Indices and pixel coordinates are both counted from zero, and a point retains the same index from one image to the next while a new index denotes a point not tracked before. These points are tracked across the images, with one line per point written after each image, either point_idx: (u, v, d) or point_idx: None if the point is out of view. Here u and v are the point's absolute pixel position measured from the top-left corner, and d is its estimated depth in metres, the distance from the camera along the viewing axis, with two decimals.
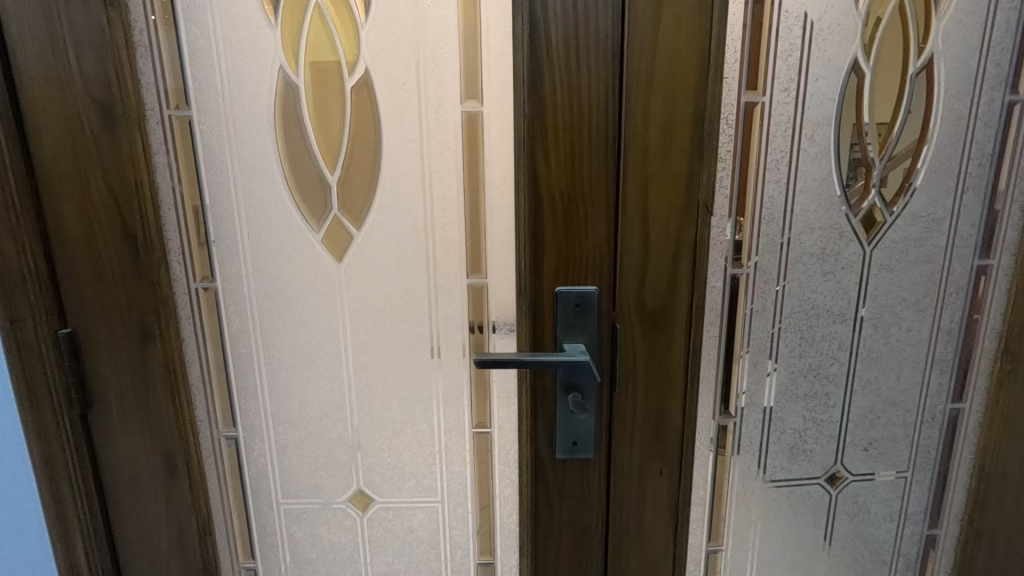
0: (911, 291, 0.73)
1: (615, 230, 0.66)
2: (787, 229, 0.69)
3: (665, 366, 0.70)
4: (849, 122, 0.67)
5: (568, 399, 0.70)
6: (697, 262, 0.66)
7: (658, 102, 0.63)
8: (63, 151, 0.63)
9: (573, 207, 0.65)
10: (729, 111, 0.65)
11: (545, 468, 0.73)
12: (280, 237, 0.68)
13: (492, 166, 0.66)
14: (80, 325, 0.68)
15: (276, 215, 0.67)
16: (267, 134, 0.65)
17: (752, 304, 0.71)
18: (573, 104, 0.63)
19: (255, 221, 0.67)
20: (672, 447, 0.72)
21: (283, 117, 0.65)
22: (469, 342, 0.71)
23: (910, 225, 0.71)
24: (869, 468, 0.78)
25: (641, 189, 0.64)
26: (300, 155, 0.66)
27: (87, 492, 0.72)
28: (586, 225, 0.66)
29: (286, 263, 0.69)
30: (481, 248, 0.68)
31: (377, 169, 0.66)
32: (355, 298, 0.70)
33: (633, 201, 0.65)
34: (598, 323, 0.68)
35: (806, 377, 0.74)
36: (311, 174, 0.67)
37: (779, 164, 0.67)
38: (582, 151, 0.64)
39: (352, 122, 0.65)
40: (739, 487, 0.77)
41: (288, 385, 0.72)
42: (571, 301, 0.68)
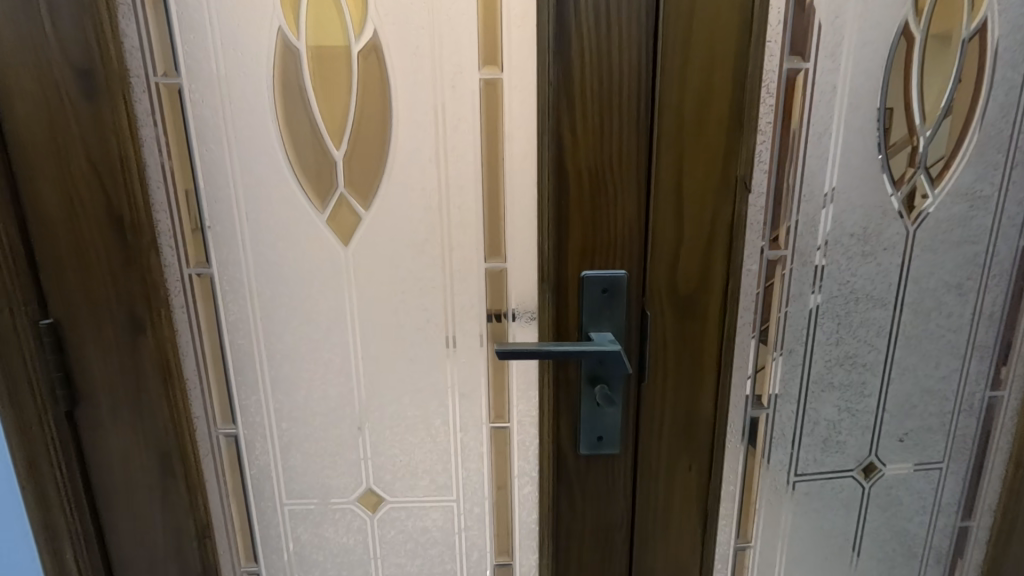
0: (954, 274, 0.69)
1: (646, 209, 0.61)
2: (827, 209, 0.65)
3: (697, 355, 0.65)
4: (896, 92, 0.62)
5: (595, 392, 0.65)
6: (733, 243, 0.62)
7: (695, 69, 0.57)
8: (41, 123, 0.57)
9: (601, 184, 0.60)
10: (771, 79, 0.60)
11: (568, 465, 0.69)
12: (283, 220, 0.62)
13: (513, 140, 0.61)
14: (63, 315, 0.62)
15: (276, 194, 0.62)
16: (265, 104, 0.59)
17: (788, 288, 0.66)
18: (603, 71, 0.57)
19: (254, 200, 0.62)
20: (702, 441, 0.69)
21: (283, 85, 0.59)
22: (487, 332, 0.66)
23: (956, 203, 0.67)
24: (904, 459, 0.75)
25: (675, 165, 0.60)
26: (302, 128, 0.60)
27: (77, 495, 0.67)
28: (614, 205, 0.61)
29: (288, 246, 0.63)
30: (500, 229, 0.63)
31: (388, 143, 0.61)
32: (364, 284, 0.64)
33: (666, 178, 0.60)
34: (626, 311, 0.64)
35: (842, 365, 0.70)
36: (315, 148, 0.61)
37: (821, 138, 0.62)
38: (611, 122, 0.59)
39: (360, 92, 0.60)
40: (769, 481, 0.73)
41: (292, 379, 0.67)
42: (597, 287, 0.63)
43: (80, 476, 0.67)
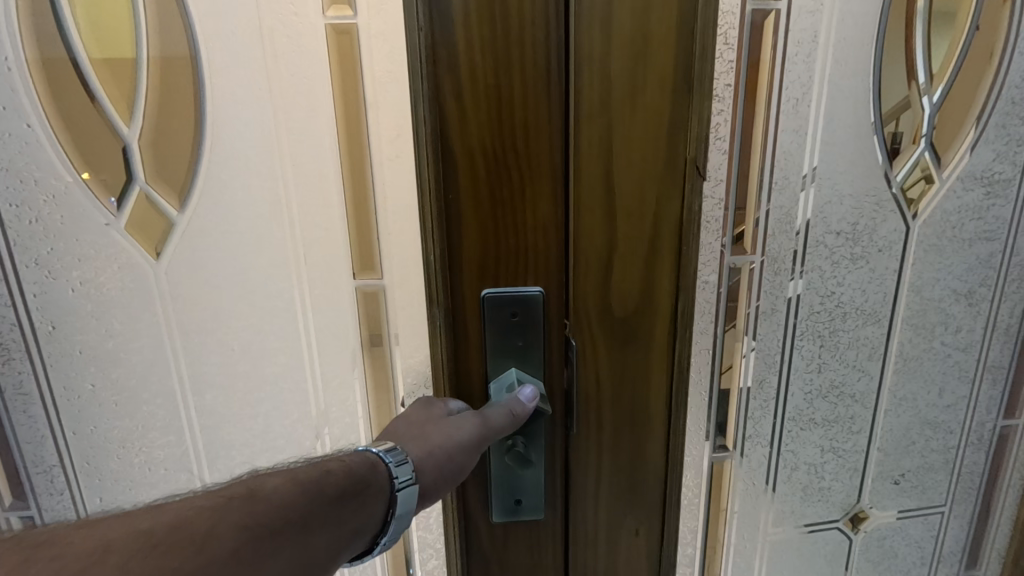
0: (964, 280, 0.54)
1: (565, 205, 0.45)
2: (806, 201, 0.49)
3: (640, 393, 0.50)
4: (898, 43, 0.47)
5: (506, 447, 0.51)
6: (684, 249, 0.46)
7: (626, 8, 0.41)
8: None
9: (505, 172, 0.44)
10: (730, 24, 0.44)
11: (480, 536, 0.54)
12: (65, 232, 0.51)
13: (378, 109, 0.48)
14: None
15: (59, 196, 0.50)
16: (21, 76, 0.47)
17: (757, 302, 0.51)
18: (496, 12, 0.41)
19: (20, 202, 0.50)
20: (651, 500, 0.54)
21: (43, 51, 0.47)
22: (365, 364, 0.54)
23: (969, 189, 0.52)
24: (900, 505, 0.61)
25: (603, 144, 0.43)
26: (79, 108, 0.48)
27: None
28: (523, 200, 0.45)
29: (78, 259, 0.51)
30: (368, 219, 0.51)
31: (198, 130, 0.49)
32: (206, 295, 0.53)
33: (590, 161, 0.44)
34: (545, 342, 0.49)
35: (826, 397, 0.56)
36: (99, 134, 0.49)
37: (798, 106, 0.47)
38: (512, 86, 0.42)
39: (156, 62, 0.47)
40: (737, 539, 0.59)
41: (95, 444, 0.56)
42: (505, 312, 0.47)
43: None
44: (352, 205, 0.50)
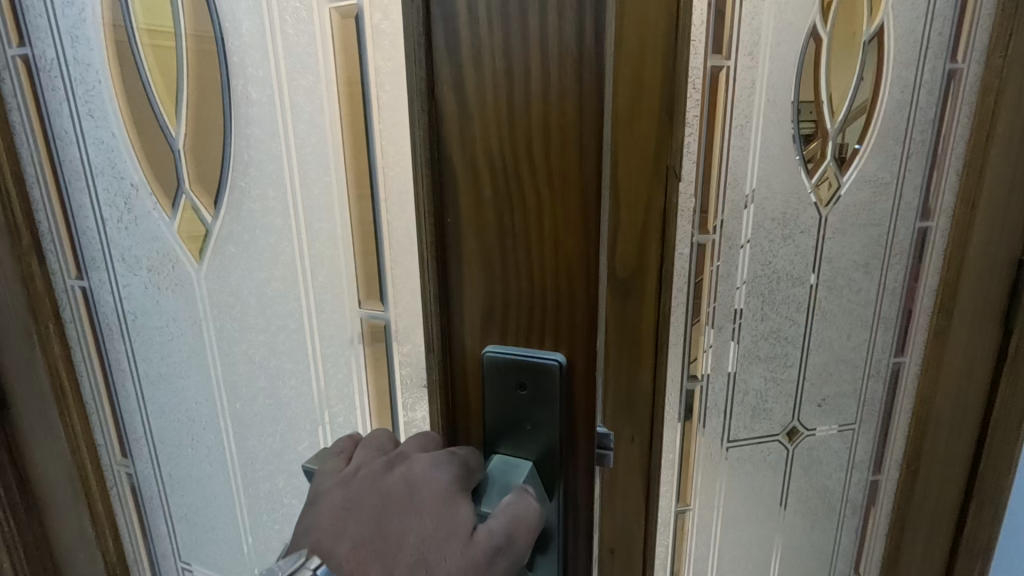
0: (862, 253, 0.76)
1: (560, 192, 0.34)
2: (749, 214, 0.71)
3: (636, 333, 0.71)
4: (810, 87, 0.69)
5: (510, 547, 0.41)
6: (666, 230, 0.66)
7: (627, 66, 0.63)
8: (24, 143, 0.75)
9: (487, 162, 0.35)
10: (696, 75, 0.65)
11: None
12: (141, 250, 0.72)
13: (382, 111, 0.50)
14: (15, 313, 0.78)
15: (139, 212, 0.70)
16: (116, 117, 0.67)
17: (717, 269, 0.72)
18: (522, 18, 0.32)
19: (116, 207, 0.71)
20: (642, 417, 0.73)
21: (129, 98, 0.66)
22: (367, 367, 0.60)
23: (861, 190, 0.74)
24: (821, 422, 0.83)
25: (598, 106, 0.32)
26: (150, 138, 0.66)
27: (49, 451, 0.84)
28: (506, 196, 0.36)
29: (150, 249, 0.71)
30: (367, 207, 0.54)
31: (221, 153, 0.62)
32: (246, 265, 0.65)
33: (583, 137, 0.33)
34: (549, 453, 0.40)
35: (767, 339, 0.77)
36: (164, 156, 0.67)
37: (744, 130, 0.67)
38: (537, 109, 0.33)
39: (196, 97, 0.62)
40: (705, 451, 0.80)
41: (168, 419, 0.80)
42: (511, 384, 0.39)
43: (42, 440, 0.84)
44: (358, 195, 0.54)
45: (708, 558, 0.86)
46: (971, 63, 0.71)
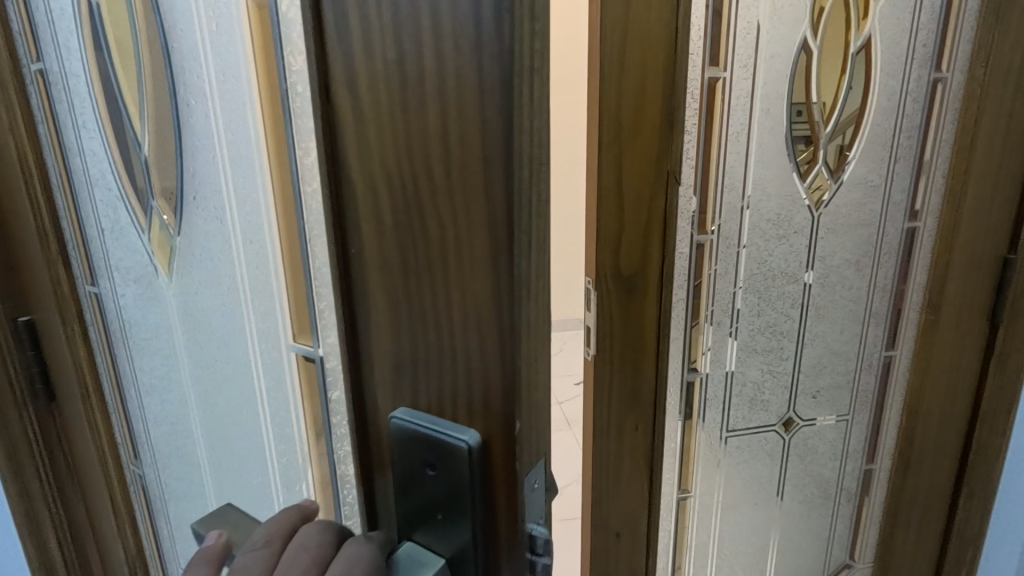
0: (853, 252, 0.81)
1: (464, 242, 0.24)
2: (744, 215, 0.75)
3: (639, 327, 0.74)
4: (801, 97, 0.74)
5: None
6: (667, 230, 0.71)
7: (631, 76, 0.66)
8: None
9: (369, 202, 0.25)
10: (695, 85, 0.69)
11: None
12: (94, 253, 0.50)
13: None
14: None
15: (124, 211, 0.46)
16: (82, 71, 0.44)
17: (715, 267, 0.77)
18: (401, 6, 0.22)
19: (109, 204, 0.47)
20: (646, 408, 0.77)
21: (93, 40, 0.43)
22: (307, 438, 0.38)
23: (851, 192, 0.78)
24: (817, 413, 0.87)
25: (505, 136, 0.22)
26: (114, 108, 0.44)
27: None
28: (396, 249, 0.25)
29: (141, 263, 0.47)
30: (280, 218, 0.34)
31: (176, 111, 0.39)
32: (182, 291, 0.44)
33: (488, 174, 0.23)
34: (464, 559, 0.28)
35: (764, 334, 0.81)
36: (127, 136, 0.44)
37: (740, 136, 0.72)
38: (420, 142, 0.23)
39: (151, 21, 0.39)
40: (706, 441, 0.85)
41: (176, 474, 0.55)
42: (417, 461, 0.28)
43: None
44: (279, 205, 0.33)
45: (708, 542, 0.91)
46: (957, 72, 0.76)
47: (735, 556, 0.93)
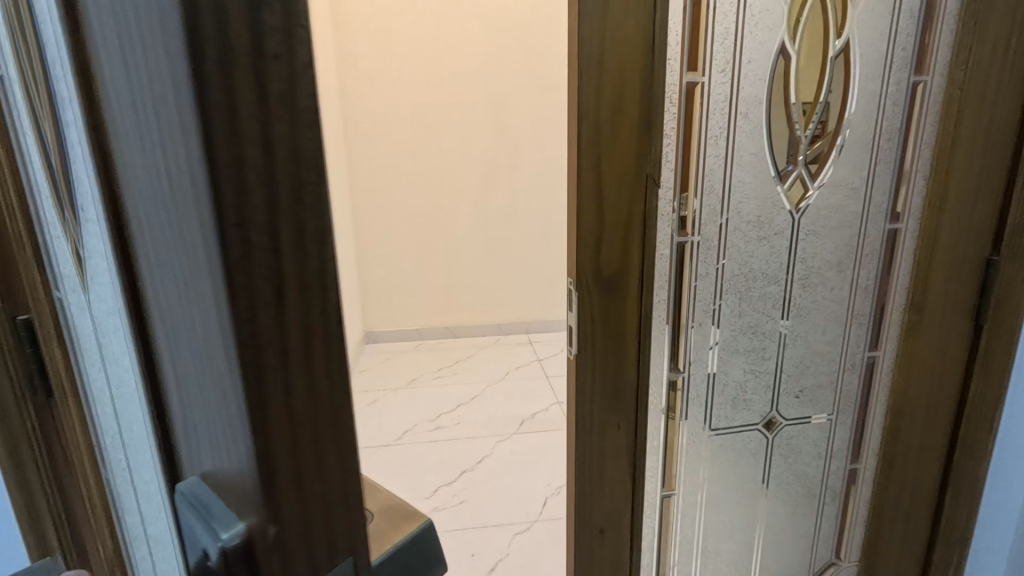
0: (834, 254, 0.82)
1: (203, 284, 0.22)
2: (724, 217, 0.76)
3: (621, 327, 0.76)
4: (779, 100, 0.74)
5: None
6: (647, 231, 0.73)
7: (609, 81, 0.67)
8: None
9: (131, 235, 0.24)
10: (673, 90, 0.70)
11: None
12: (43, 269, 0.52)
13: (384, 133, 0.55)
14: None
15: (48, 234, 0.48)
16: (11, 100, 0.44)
17: (696, 269, 0.77)
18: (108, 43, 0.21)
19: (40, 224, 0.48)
20: (628, 405, 0.80)
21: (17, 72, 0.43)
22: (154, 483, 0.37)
23: (832, 194, 0.79)
24: (801, 412, 0.88)
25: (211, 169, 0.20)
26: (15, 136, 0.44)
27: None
28: (155, 285, 0.24)
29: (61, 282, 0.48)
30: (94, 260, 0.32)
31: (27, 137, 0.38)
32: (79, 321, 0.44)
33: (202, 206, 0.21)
34: None
35: (745, 334, 0.82)
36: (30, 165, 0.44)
37: (718, 140, 0.73)
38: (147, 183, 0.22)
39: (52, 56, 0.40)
40: (688, 441, 0.85)
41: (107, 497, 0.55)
42: (200, 547, 0.27)
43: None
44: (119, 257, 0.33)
45: (693, 539, 0.91)
46: (936, 75, 0.76)
47: (721, 553, 0.94)
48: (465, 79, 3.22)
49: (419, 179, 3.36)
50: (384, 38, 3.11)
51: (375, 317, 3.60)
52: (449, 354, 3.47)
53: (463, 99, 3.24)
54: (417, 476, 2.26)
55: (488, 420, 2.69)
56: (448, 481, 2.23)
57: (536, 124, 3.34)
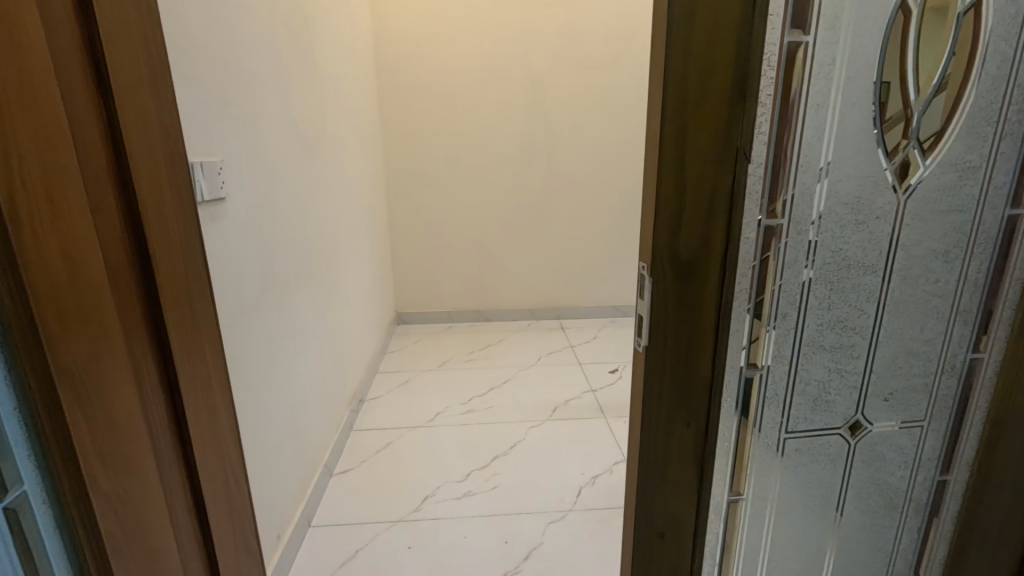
0: (942, 242, 0.72)
1: None
2: (821, 198, 0.68)
3: (697, 317, 0.69)
4: (894, 64, 0.64)
5: None
6: (733, 211, 0.65)
7: (700, 41, 0.59)
8: (115, 101, 0.74)
9: None
10: (773, 51, 0.61)
11: None
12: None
13: None
14: (138, 277, 0.79)
15: None
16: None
17: (783, 256, 0.69)
18: None
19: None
20: (700, 402, 0.73)
21: None
22: None
23: (944, 173, 0.69)
24: (888, 417, 0.80)
25: None
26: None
27: (164, 415, 0.85)
28: None
29: None
30: None
31: None
32: None
33: None
34: None
35: (834, 330, 0.74)
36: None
37: (820, 110, 0.64)
38: None
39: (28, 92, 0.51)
40: (761, 444, 0.78)
41: None
42: None
43: (167, 399, 0.86)
44: None
45: (760, 548, 0.85)
46: None
47: (787, 562, 0.87)
48: (502, 55, 3.11)
49: (453, 159, 3.30)
50: (422, 11, 3.03)
51: (407, 297, 3.59)
52: (480, 337, 3.44)
53: (501, 76, 3.15)
54: (449, 459, 2.25)
55: (517, 405, 2.66)
56: (479, 466, 2.21)
57: (574, 106, 3.23)
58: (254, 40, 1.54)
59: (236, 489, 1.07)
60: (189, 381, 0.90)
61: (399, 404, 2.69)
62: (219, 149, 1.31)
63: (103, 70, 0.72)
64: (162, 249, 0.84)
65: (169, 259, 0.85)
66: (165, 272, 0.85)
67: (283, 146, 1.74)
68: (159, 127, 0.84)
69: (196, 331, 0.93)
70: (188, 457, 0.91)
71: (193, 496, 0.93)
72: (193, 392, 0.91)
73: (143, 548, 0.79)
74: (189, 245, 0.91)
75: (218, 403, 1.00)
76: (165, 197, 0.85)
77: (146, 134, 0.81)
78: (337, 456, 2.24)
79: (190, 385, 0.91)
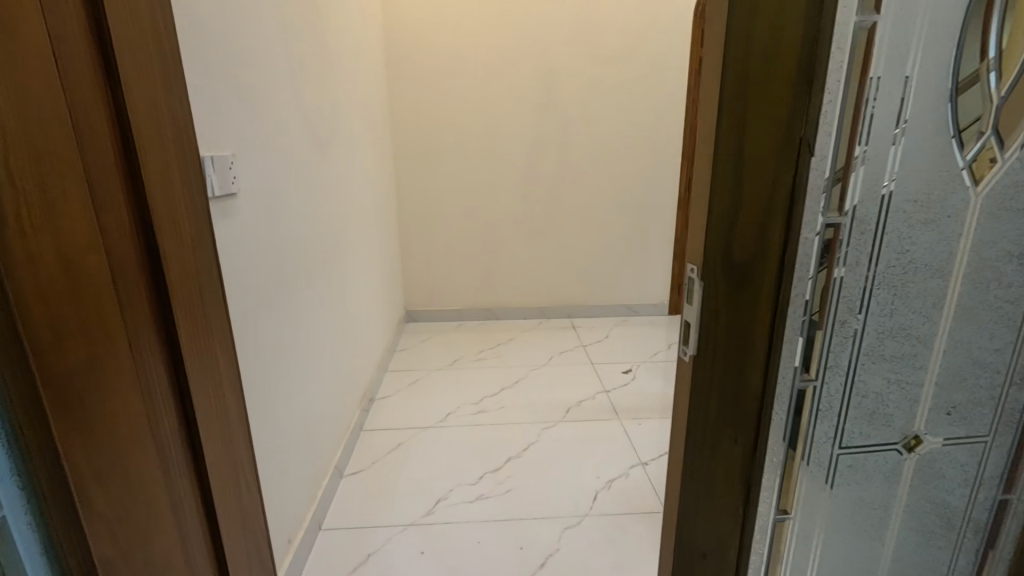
0: (1016, 244, 0.66)
1: None
2: (888, 195, 0.62)
3: (750, 324, 0.63)
4: (974, 47, 0.59)
5: None
6: (794, 209, 0.60)
7: (764, 20, 0.53)
8: (122, 89, 0.69)
9: None
10: (844, 32, 0.55)
11: None
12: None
13: None
14: (147, 277, 0.75)
15: None
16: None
17: (844, 258, 0.64)
18: None
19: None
20: (749, 415, 0.68)
21: None
22: None
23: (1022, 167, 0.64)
24: (949, 432, 0.74)
25: None
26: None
27: (174, 424, 0.80)
28: None
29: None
30: None
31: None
32: None
33: None
34: None
35: (895, 338, 0.68)
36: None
37: (892, 97, 0.58)
38: None
39: None
40: (811, 460, 0.73)
41: None
42: None
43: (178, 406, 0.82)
44: None
45: (806, 568, 0.79)
46: None
47: None
48: (515, 48, 3.06)
49: (464, 155, 3.25)
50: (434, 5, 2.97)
51: (417, 295, 3.55)
52: (490, 336, 3.40)
53: (513, 70, 3.09)
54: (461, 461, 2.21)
55: (529, 405, 2.62)
56: (493, 468, 2.17)
57: (588, 101, 3.17)
58: (266, 30, 1.50)
59: (248, 497, 1.03)
60: (199, 386, 0.86)
61: (410, 403, 2.66)
62: (230, 143, 1.26)
63: (109, 56, 0.67)
64: (172, 248, 0.79)
65: (180, 258, 0.81)
66: (176, 272, 0.80)
67: (295, 141, 1.70)
68: (169, 118, 0.79)
69: (208, 334, 0.89)
70: (200, 464, 0.87)
71: (205, 505, 0.89)
72: (203, 398, 0.87)
73: (147, 561, 0.75)
74: (200, 243, 0.87)
75: (231, 408, 0.96)
76: (176, 193, 0.80)
77: (156, 126, 0.76)
78: (348, 457, 2.21)
79: (201, 391, 0.86)
